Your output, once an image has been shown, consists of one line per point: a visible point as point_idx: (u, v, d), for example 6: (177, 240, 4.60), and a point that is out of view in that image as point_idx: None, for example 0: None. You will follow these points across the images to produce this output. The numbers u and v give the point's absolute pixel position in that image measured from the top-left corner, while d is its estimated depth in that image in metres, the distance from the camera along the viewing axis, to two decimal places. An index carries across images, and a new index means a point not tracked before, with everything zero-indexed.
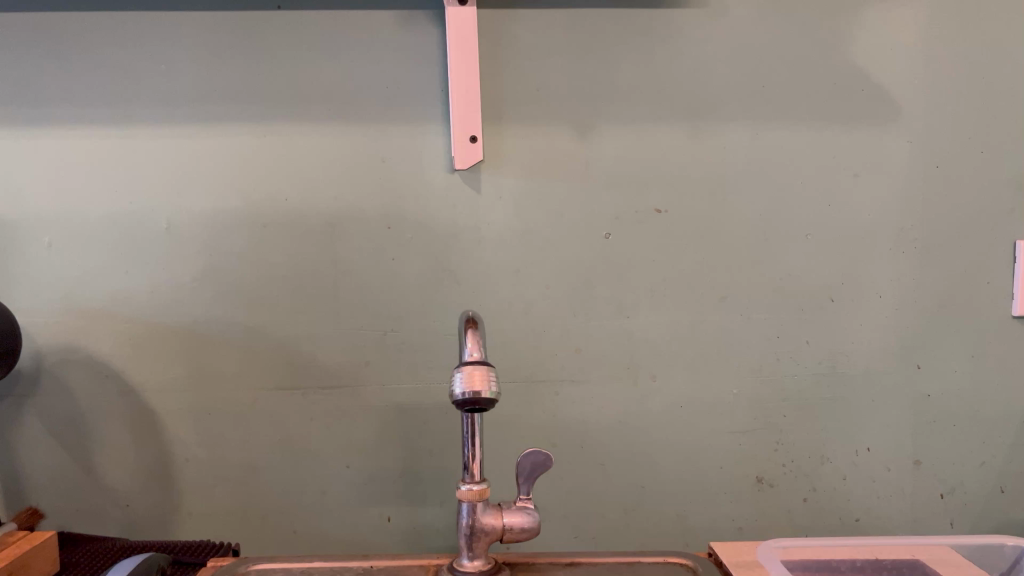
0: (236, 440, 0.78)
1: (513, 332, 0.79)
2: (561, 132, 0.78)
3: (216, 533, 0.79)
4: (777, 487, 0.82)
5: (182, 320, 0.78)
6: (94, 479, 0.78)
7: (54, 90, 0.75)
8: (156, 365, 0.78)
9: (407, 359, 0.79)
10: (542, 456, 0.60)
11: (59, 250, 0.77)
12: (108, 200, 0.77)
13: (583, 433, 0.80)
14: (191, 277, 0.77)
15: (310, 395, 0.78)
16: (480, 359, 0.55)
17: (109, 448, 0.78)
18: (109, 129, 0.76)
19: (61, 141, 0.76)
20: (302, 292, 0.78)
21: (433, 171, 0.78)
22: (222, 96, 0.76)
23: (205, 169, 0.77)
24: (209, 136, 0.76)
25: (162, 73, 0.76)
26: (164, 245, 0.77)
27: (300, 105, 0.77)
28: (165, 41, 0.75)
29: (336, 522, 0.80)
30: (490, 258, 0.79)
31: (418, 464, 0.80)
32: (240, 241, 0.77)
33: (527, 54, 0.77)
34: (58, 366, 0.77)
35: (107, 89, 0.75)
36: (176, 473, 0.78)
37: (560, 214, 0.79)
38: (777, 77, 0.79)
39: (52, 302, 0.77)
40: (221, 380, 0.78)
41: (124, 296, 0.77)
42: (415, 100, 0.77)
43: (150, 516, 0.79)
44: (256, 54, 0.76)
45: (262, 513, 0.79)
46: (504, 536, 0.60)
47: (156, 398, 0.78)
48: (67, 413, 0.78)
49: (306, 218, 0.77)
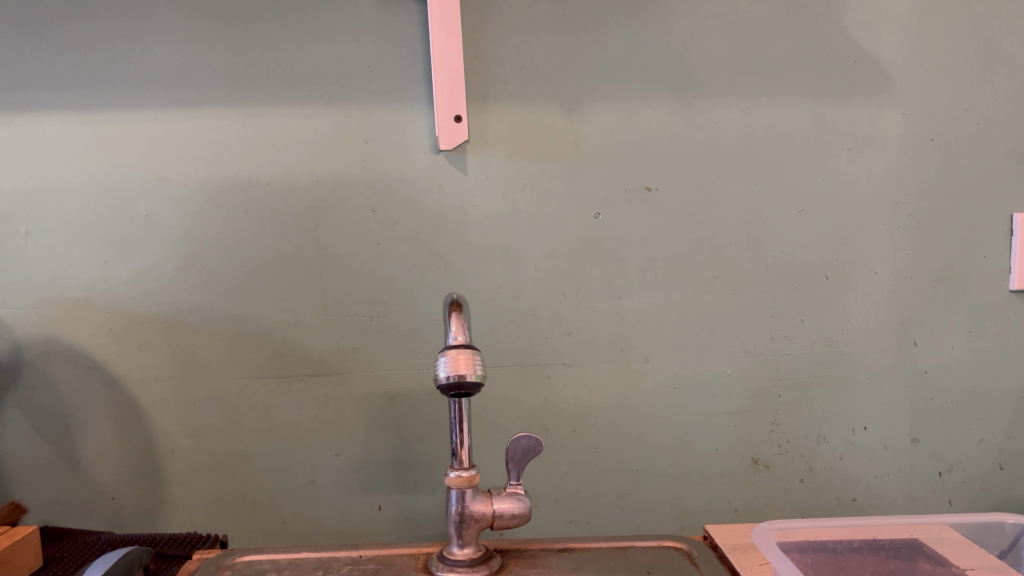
0: (222, 430, 0.77)
1: (503, 316, 0.78)
2: (547, 110, 0.76)
3: (205, 524, 0.78)
4: (773, 468, 0.81)
5: (165, 310, 0.76)
6: (80, 473, 0.77)
7: (26, 77, 0.73)
8: (140, 355, 0.77)
9: (396, 344, 0.77)
10: (532, 441, 0.59)
11: (37, 241, 0.75)
12: (85, 188, 0.75)
13: (576, 417, 0.79)
14: (172, 266, 0.76)
15: (297, 383, 0.77)
16: (464, 343, 0.53)
17: (93, 440, 0.77)
18: (85, 116, 0.74)
19: (34, 128, 0.74)
20: (286, 278, 0.76)
21: (417, 152, 0.76)
22: (201, 80, 0.74)
23: (185, 155, 0.75)
24: (188, 121, 0.75)
25: (138, 56, 0.74)
26: (144, 233, 0.75)
27: (280, 87, 0.75)
28: (140, 24, 0.73)
29: (326, 511, 0.78)
30: (478, 241, 0.77)
31: (408, 451, 0.78)
32: (222, 227, 0.76)
33: (511, 30, 0.75)
34: (40, 359, 0.76)
35: (81, 73, 0.73)
36: (163, 464, 0.77)
37: (549, 194, 0.77)
38: (768, 50, 0.77)
39: (31, 294, 0.75)
40: (206, 369, 0.77)
41: (104, 286, 0.76)
42: (398, 79, 0.75)
43: (137, 509, 0.77)
44: (234, 36, 0.74)
45: (252, 503, 0.78)
46: (495, 523, 0.59)
47: (141, 389, 0.77)
48: (49, 406, 0.76)
49: (289, 202, 0.76)
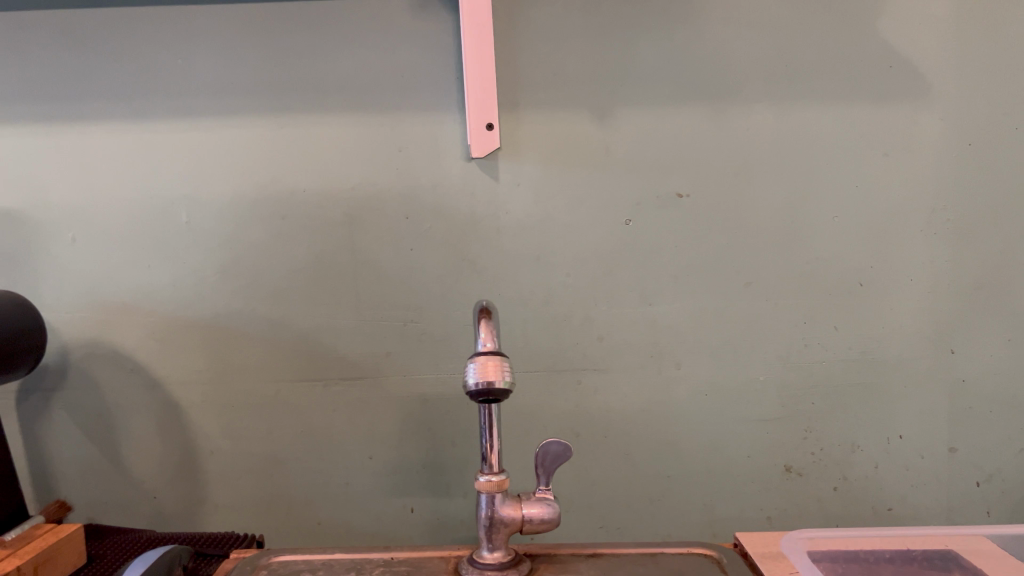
0: (259, 432, 0.79)
1: (534, 321, 0.79)
2: (579, 117, 0.77)
3: (242, 524, 0.79)
4: (806, 476, 0.80)
5: (205, 314, 0.78)
6: (122, 472, 0.79)
7: (74, 88, 0.76)
8: (180, 358, 0.78)
9: (428, 349, 0.78)
10: (561, 446, 0.59)
11: (83, 247, 0.77)
12: (129, 195, 0.77)
13: (607, 423, 0.79)
14: (212, 271, 0.78)
15: (332, 386, 0.78)
16: (493, 350, 0.54)
17: (135, 441, 0.79)
18: (128, 125, 0.76)
19: (80, 138, 0.76)
20: (322, 283, 0.78)
21: (450, 160, 0.77)
22: (239, 90, 0.76)
23: (224, 163, 0.77)
24: (227, 130, 0.76)
25: (179, 67, 0.76)
26: (185, 240, 0.77)
27: (316, 96, 0.76)
28: (182, 36, 0.75)
29: (360, 513, 0.80)
30: (510, 247, 0.78)
31: (441, 454, 0.79)
32: (260, 233, 0.77)
33: (543, 38, 0.76)
34: (85, 361, 0.78)
35: (125, 84, 0.76)
36: (202, 465, 0.79)
37: (580, 201, 0.78)
38: (801, 56, 0.77)
39: (77, 298, 0.78)
40: (244, 372, 0.78)
41: (147, 291, 0.78)
42: (431, 88, 0.76)
43: (177, 509, 0.79)
44: (272, 47, 0.75)
45: (287, 504, 0.79)
46: (524, 527, 0.59)
47: (181, 391, 0.79)
48: (94, 407, 0.79)
49: (324, 209, 0.77)
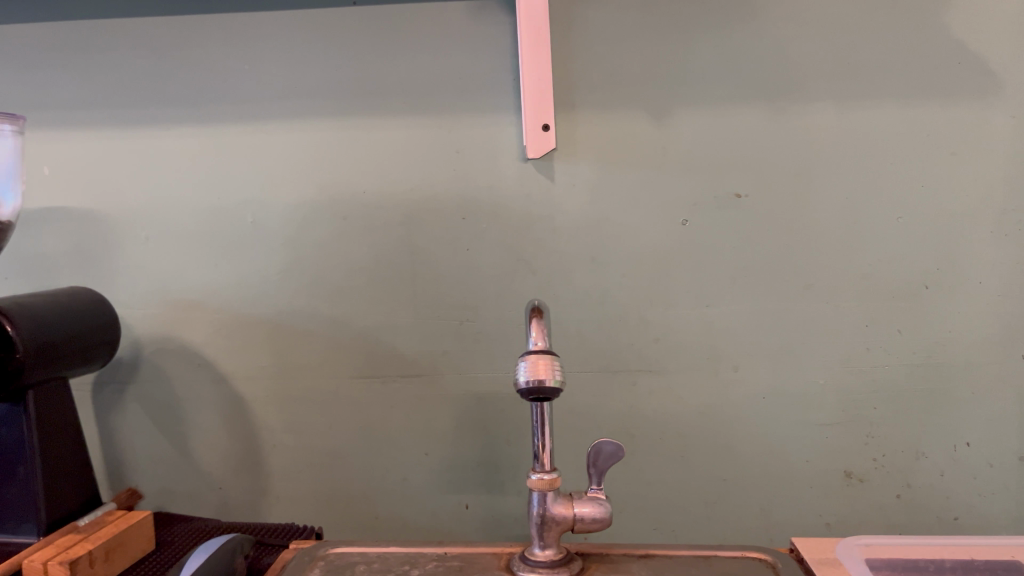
0: (319, 426, 0.81)
1: (589, 321, 0.79)
2: (635, 117, 0.77)
3: (303, 515, 0.82)
4: (868, 482, 0.78)
5: (269, 311, 0.80)
6: (191, 462, 0.82)
7: (147, 94, 0.79)
8: (245, 353, 0.81)
9: (484, 348, 0.79)
10: (613, 446, 0.60)
11: (155, 246, 0.81)
12: (198, 196, 0.80)
13: (662, 425, 0.79)
14: (276, 270, 0.80)
15: (389, 383, 0.80)
16: (544, 348, 0.54)
17: (203, 433, 0.82)
18: (198, 129, 0.79)
19: (153, 141, 0.80)
20: (380, 282, 0.79)
21: (506, 160, 0.78)
22: (303, 93, 0.78)
23: (287, 164, 0.79)
24: (290, 132, 0.79)
25: (246, 72, 0.78)
26: (250, 239, 0.80)
27: (376, 98, 0.78)
28: (248, 42, 0.78)
29: (416, 508, 0.81)
30: (565, 247, 0.78)
31: (495, 452, 0.80)
32: (321, 233, 0.79)
33: (600, 39, 0.76)
34: (156, 356, 0.82)
35: (195, 89, 0.79)
36: (265, 457, 0.82)
37: (636, 201, 0.78)
38: (864, 54, 0.75)
39: (149, 295, 0.81)
40: (305, 368, 0.81)
41: (214, 288, 0.81)
42: (488, 90, 0.77)
43: (242, 499, 0.82)
44: (334, 52, 0.77)
45: (346, 497, 0.81)
46: (575, 526, 0.60)
47: (245, 385, 0.81)
48: (164, 400, 0.82)
49: (383, 210, 0.79)
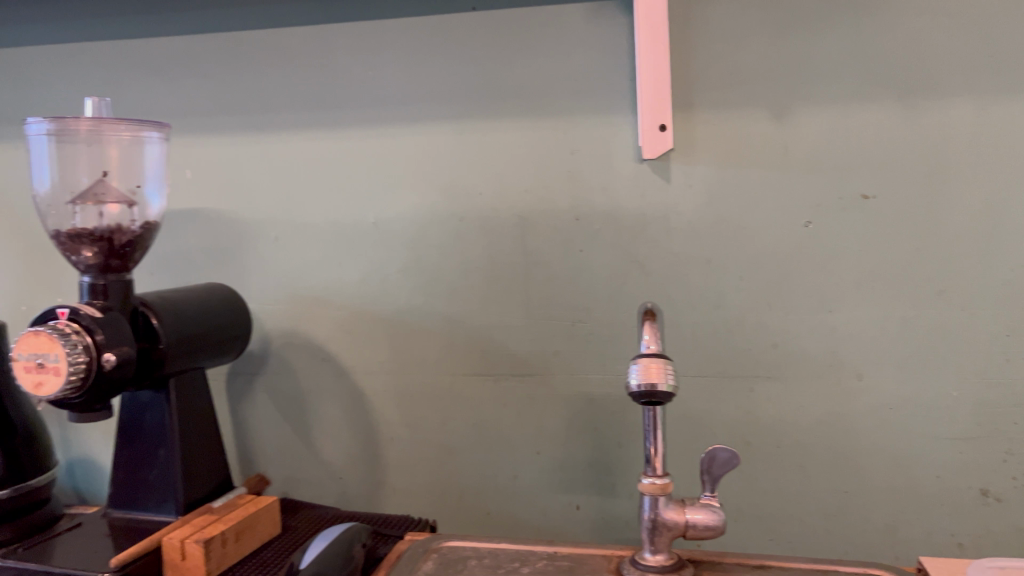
0: (434, 422, 0.83)
1: (704, 325, 0.77)
2: (755, 116, 0.75)
3: (418, 508, 0.84)
4: (1005, 503, 0.73)
5: (387, 309, 0.83)
6: (314, 452, 0.86)
7: (278, 99, 0.83)
8: (365, 349, 0.84)
9: (596, 350, 0.79)
10: (728, 453, 0.58)
11: (283, 244, 0.85)
12: (322, 197, 0.84)
13: (780, 432, 0.77)
14: (394, 269, 0.83)
15: (502, 381, 0.81)
16: (657, 352, 0.53)
17: (325, 424, 0.86)
18: (323, 132, 0.83)
19: (283, 145, 0.84)
20: (495, 282, 0.81)
21: (621, 161, 0.77)
22: (422, 97, 0.80)
23: (406, 166, 0.82)
24: (409, 135, 0.81)
25: (369, 77, 0.81)
26: (371, 239, 0.83)
27: (493, 101, 0.79)
28: (371, 48, 0.81)
29: (527, 506, 0.82)
30: (680, 249, 0.77)
31: (606, 454, 0.80)
32: (438, 233, 0.81)
33: (719, 37, 0.74)
34: (283, 349, 0.86)
35: (321, 94, 0.82)
36: (383, 450, 0.85)
37: (755, 202, 0.76)
38: (1009, 45, 0.70)
39: (278, 291, 0.86)
40: (422, 365, 0.83)
41: (337, 286, 0.84)
42: (604, 90, 0.77)
43: (361, 489, 0.85)
44: (451, 56, 0.79)
45: (459, 492, 0.83)
46: (687, 533, 0.59)
47: (365, 379, 0.84)
48: (291, 392, 0.86)
49: (498, 211, 0.80)
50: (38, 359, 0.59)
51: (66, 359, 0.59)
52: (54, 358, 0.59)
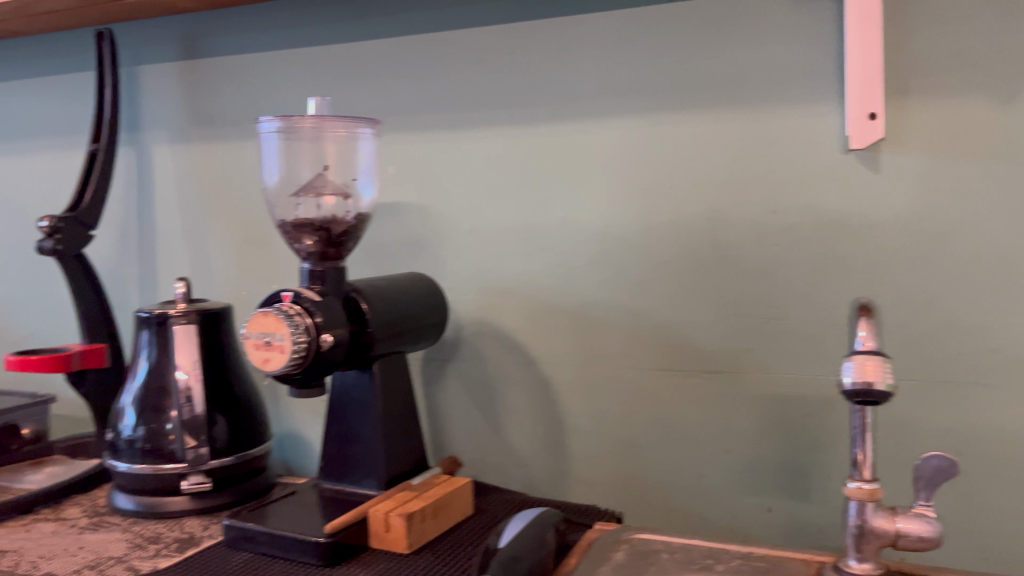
0: (619, 415, 0.83)
1: (913, 326, 0.73)
2: (978, 102, 0.69)
3: (601, 499, 0.85)
4: None
5: (575, 301, 0.84)
6: (500, 438, 0.89)
7: (475, 96, 0.87)
8: (552, 340, 0.86)
9: (791, 348, 0.76)
10: (947, 461, 0.55)
11: (475, 236, 0.88)
12: (513, 190, 0.86)
13: (998, 445, 0.71)
14: (583, 261, 0.84)
15: (690, 377, 0.80)
16: (874, 348, 0.51)
17: (512, 412, 0.88)
18: (516, 127, 0.85)
19: (478, 140, 0.87)
20: (684, 276, 0.80)
21: (824, 152, 0.74)
22: (615, 90, 0.81)
23: (597, 159, 0.82)
24: (601, 128, 0.82)
25: (563, 72, 0.83)
26: (560, 231, 0.84)
27: (687, 93, 0.78)
28: (566, 43, 0.82)
29: (714, 505, 0.80)
30: (888, 244, 0.73)
31: (800, 457, 0.77)
32: (628, 227, 0.81)
33: (939, 19, 0.70)
34: (474, 337, 0.89)
35: (516, 90, 0.85)
36: (568, 440, 0.86)
37: (975, 195, 0.70)
38: None
39: (470, 281, 0.89)
40: (608, 358, 0.83)
41: (526, 277, 0.86)
42: (807, 78, 0.74)
43: (545, 477, 0.87)
44: (646, 49, 0.79)
45: (643, 486, 0.83)
46: (898, 542, 0.56)
47: (551, 370, 0.86)
48: (480, 378, 0.89)
49: (690, 203, 0.79)
50: (266, 337, 0.65)
51: (291, 337, 0.64)
52: (281, 337, 0.65)
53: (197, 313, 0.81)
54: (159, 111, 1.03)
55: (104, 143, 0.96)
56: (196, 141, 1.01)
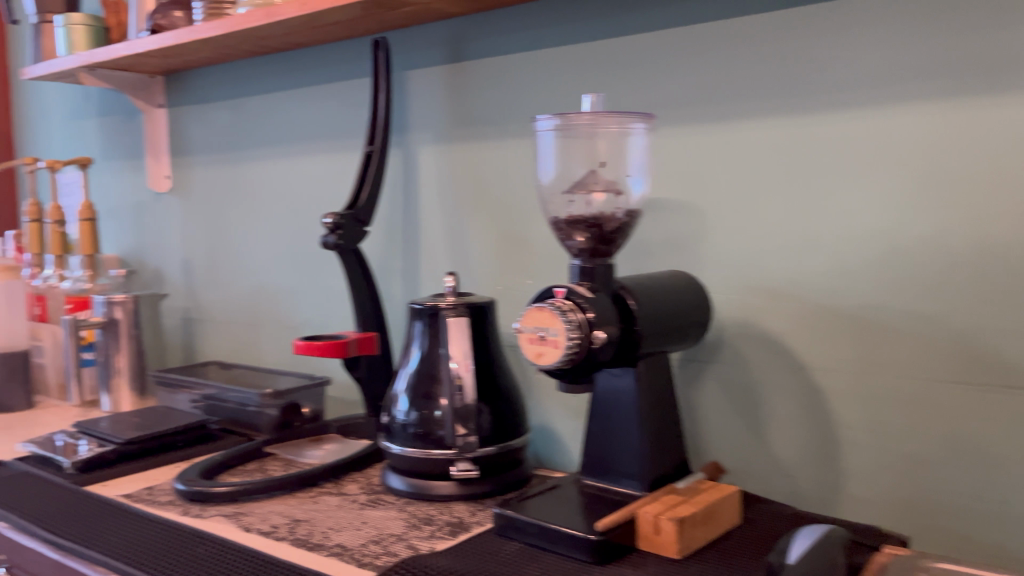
0: (902, 428, 0.76)
1: None
2: None
3: (879, 519, 0.78)
4: None
5: (853, 305, 0.78)
6: (763, 446, 0.85)
7: (743, 87, 0.83)
8: (825, 346, 0.80)
9: None
10: None
11: (740, 233, 0.84)
12: (783, 185, 0.81)
13: None
14: (863, 261, 0.77)
15: (991, 393, 0.71)
16: None
17: (777, 419, 0.83)
18: (789, 118, 0.80)
19: (747, 133, 0.83)
20: (987, 280, 0.71)
21: None
22: (905, 75, 0.74)
23: (882, 151, 0.75)
24: (888, 116, 0.75)
25: (843, 58, 0.77)
26: (836, 229, 0.78)
27: (997, 73, 0.69)
28: (849, 26, 0.76)
29: (1019, 539, 0.71)
30: None
31: None
32: (919, 225, 0.74)
33: None
34: (736, 339, 0.86)
35: (789, 79, 0.80)
36: (841, 453, 0.80)
37: None
38: None
39: (733, 281, 0.85)
40: (891, 367, 0.76)
41: (796, 278, 0.81)
42: None
43: (814, 490, 0.82)
44: (944, 27, 0.71)
45: (931, 508, 0.75)
46: None
47: (823, 377, 0.80)
48: (743, 383, 0.85)
49: (997, 198, 0.70)
50: (541, 332, 0.67)
51: (565, 333, 0.65)
52: (556, 332, 0.66)
53: (465, 306, 0.84)
54: (425, 113, 1.09)
55: (379, 145, 1.03)
56: (459, 141, 1.06)
